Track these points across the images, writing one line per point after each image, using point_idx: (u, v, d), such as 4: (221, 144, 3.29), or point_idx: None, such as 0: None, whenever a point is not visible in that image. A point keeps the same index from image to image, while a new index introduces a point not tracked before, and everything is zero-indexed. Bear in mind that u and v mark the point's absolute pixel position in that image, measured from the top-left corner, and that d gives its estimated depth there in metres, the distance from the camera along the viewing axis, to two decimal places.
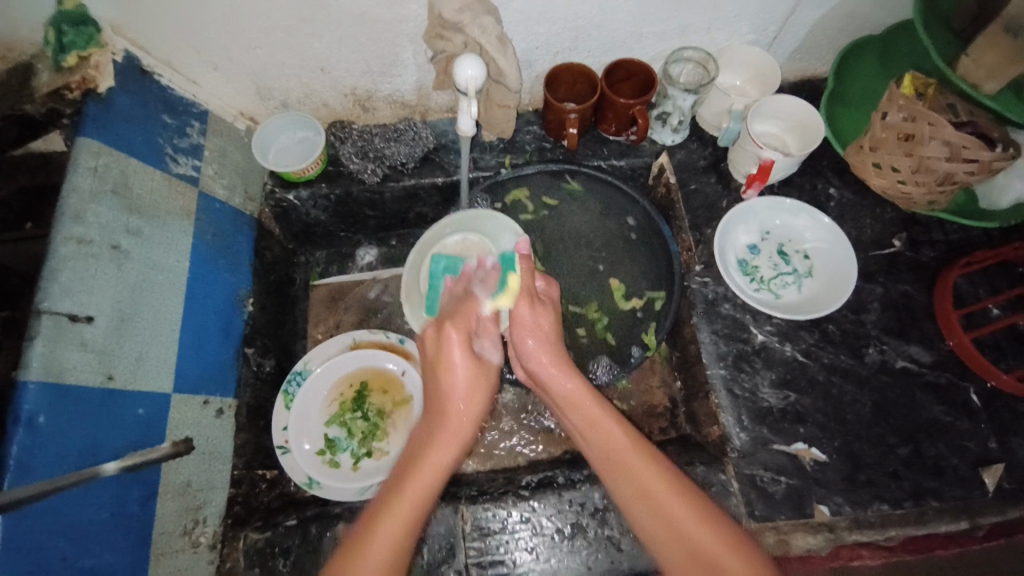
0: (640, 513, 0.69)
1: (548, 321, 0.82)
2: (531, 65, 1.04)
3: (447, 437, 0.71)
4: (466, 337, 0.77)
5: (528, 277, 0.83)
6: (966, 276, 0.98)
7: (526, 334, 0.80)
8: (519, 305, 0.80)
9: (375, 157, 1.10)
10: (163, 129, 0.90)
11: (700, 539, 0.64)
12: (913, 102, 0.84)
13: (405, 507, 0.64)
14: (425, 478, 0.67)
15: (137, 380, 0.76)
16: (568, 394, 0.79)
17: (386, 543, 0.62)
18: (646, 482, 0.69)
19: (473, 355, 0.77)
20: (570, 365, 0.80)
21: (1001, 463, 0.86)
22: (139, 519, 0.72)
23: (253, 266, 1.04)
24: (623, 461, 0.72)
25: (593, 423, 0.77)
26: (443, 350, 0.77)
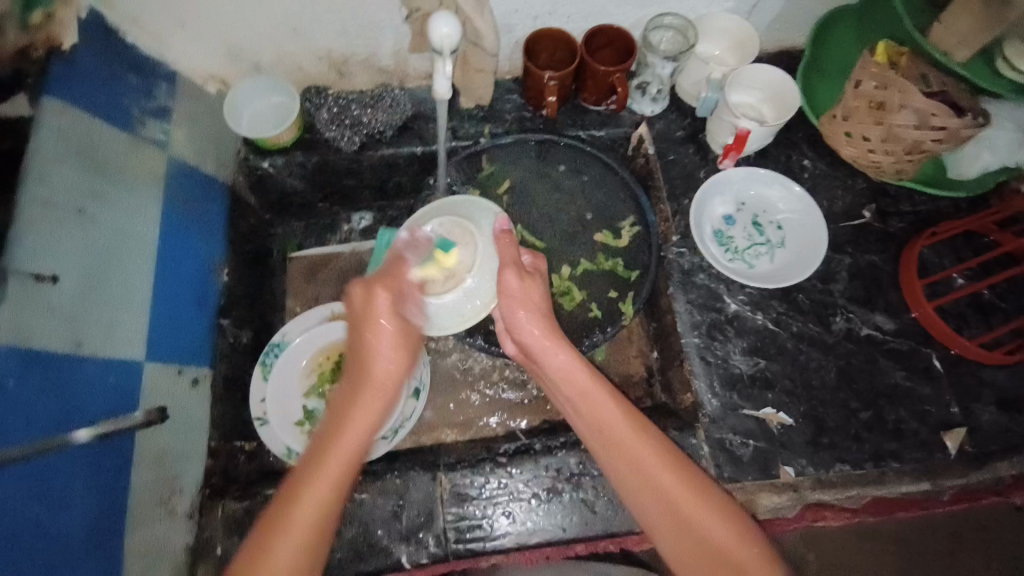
0: (630, 481, 0.72)
1: (538, 295, 0.82)
2: (511, 30, 1.02)
3: (369, 395, 0.72)
4: (392, 295, 0.74)
5: (511, 249, 0.81)
6: (933, 248, 1.01)
7: (518, 305, 0.80)
8: (504, 274, 0.79)
9: (352, 124, 1.08)
10: (130, 91, 0.87)
11: (685, 507, 0.69)
12: (886, 71, 0.86)
13: (328, 472, 0.66)
14: (345, 441, 0.69)
15: (108, 348, 0.75)
16: (563, 368, 0.79)
17: (308, 510, 0.64)
18: (637, 455, 0.73)
19: (401, 318, 0.75)
20: (563, 338, 0.81)
21: (961, 427, 0.90)
22: (114, 486, 0.73)
23: (228, 235, 1.02)
24: (614, 434, 0.74)
25: (585, 400, 0.77)
26: (370, 312, 0.74)
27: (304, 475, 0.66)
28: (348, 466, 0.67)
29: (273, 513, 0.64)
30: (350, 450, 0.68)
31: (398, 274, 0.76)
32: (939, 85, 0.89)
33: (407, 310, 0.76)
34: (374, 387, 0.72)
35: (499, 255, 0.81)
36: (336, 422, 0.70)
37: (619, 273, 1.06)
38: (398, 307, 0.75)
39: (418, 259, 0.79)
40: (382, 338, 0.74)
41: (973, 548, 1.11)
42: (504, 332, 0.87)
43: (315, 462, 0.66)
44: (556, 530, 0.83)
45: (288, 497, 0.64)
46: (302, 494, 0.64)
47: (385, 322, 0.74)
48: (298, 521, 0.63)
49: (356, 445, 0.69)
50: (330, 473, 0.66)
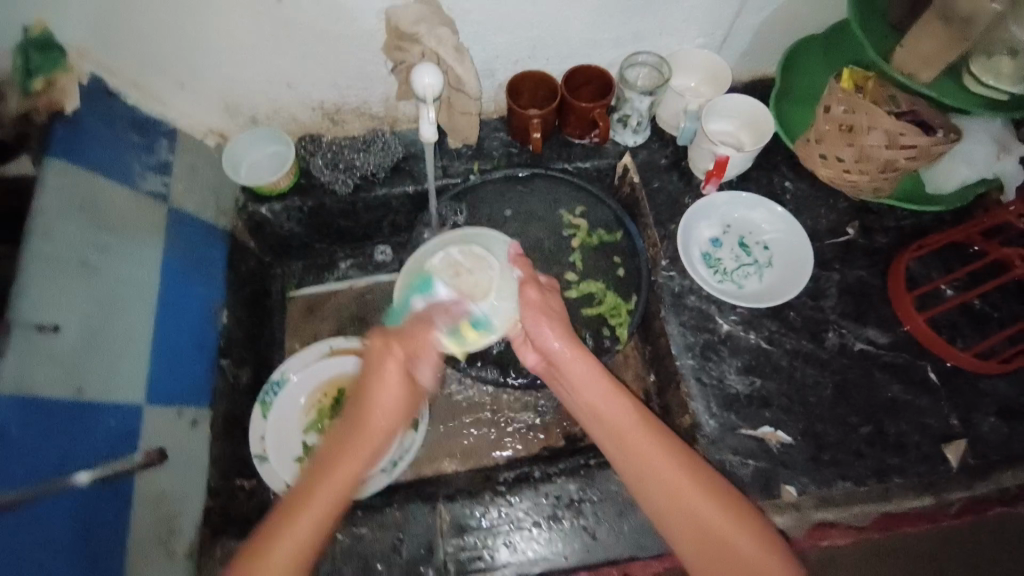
0: (647, 484, 0.72)
1: (558, 304, 0.84)
2: (494, 74, 1.08)
3: (359, 445, 0.70)
4: (408, 354, 0.75)
5: (529, 268, 0.85)
6: (920, 260, 1.02)
7: (540, 317, 0.81)
8: (526, 290, 0.82)
9: (345, 168, 1.12)
10: (132, 149, 0.91)
11: (693, 500, 0.70)
12: (852, 95, 0.90)
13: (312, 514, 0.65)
14: (330, 486, 0.67)
15: (110, 392, 0.77)
16: (585, 377, 0.78)
17: (293, 544, 0.63)
18: (651, 456, 0.72)
19: (411, 376, 0.74)
20: (584, 347, 0.80)
21: (964, 438, 0.89)
22: (113, 531, 0.73)
23: (226, 278, 1.05)
24: (633, 439, 0.74)
25: (608, 409, 0.77)
26: (377, 367, 0.74)
27: (288, 510, 0.65)
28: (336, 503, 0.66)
29: (254, 545, 0.64)
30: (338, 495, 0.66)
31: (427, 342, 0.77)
32: (908, 104, 0.94)
33: (417, 371, 0.75)
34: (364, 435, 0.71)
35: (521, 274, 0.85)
36: (330, 458, 0.69)
37: (606, 239, 1.11)
38: (411, 368, 0.75)
39: (448, 329, 0.82)
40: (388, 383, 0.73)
41: (996, 567, 1.07)
42: (523, 342, 0.85)
43: (307, 493, 0.66)
44: (556, 558, 0.81)
45: (275, 530, 0.64)
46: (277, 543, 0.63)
47: (392, 373, 0.73)
48: (282, 559, 0.62)
49: (347, 482, 0.67)
50: (318, 512, 0.65)
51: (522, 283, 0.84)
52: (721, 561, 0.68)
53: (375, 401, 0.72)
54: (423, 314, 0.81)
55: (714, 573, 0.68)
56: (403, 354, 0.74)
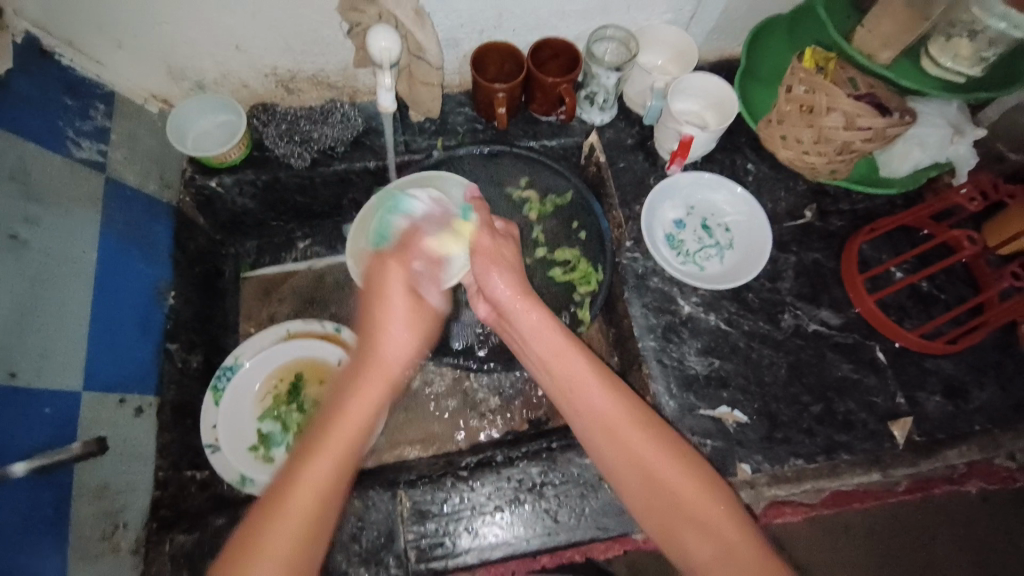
0: (594, 429, 0.73)
1: (511, 253, 0.81)
2: (458, 44, 1.04)
3: (373, 375, 0.68)
4: (409, 274, 0.73)
5: (484, 211, 0.82)
6: (872, 245, 1.05)
7: (495, 274, 0.78)
8: (478, 236, 0.79)
9: (301, 140, 1.07)
10: (65, 112, 0.84)
11: (662, 473, 0.70)
12: (813, 75, 0.90)
13: (320, 460, 0.62)
14: (340, 430, 0.64)
15: (44, 378, 0.73)
16: (535, 323, 0.77)
17: (316, 481, 0.62)
18: (604, 405, 0.73)
19: (414, 296, 0.72)
20: (541, 301, 0.78)
21: (908, 416, 0.93)
22: (54, 523, 0.70)
23: (173, 256, 0.99)
24: (597, 413, 0.73)
25: (558, 355, 0.76)
26: (382, 288, 0.72)
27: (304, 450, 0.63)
28: (358, 436, 0.65)
29: (274, 489, 0.62)
30: (353, 428, 0.65)
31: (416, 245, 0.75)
32: (867, 87, 0.92)
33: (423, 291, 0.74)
34: (374, 368, 0.69)
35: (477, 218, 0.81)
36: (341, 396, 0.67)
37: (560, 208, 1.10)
38: (414, 286, 0.73)
39: (438, 230, 0.79)
40: (393, 308, 0.71)
41: (931, 534, 1.15)
42: (476, 292, 0.84)
43: (319, 438, 0.64)
44: (516, 542, 0.82)
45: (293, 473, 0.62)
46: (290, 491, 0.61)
47: (396, 296, 0.71)
48: (296, 509, 0.60)
49: (357, 420, 0.65)
50: (325, 458, 0.63)
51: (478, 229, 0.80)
52: (665, 506, 0.69)
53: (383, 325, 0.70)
54: (409, 237, 0.77)
55: (657, 516, 0.70)
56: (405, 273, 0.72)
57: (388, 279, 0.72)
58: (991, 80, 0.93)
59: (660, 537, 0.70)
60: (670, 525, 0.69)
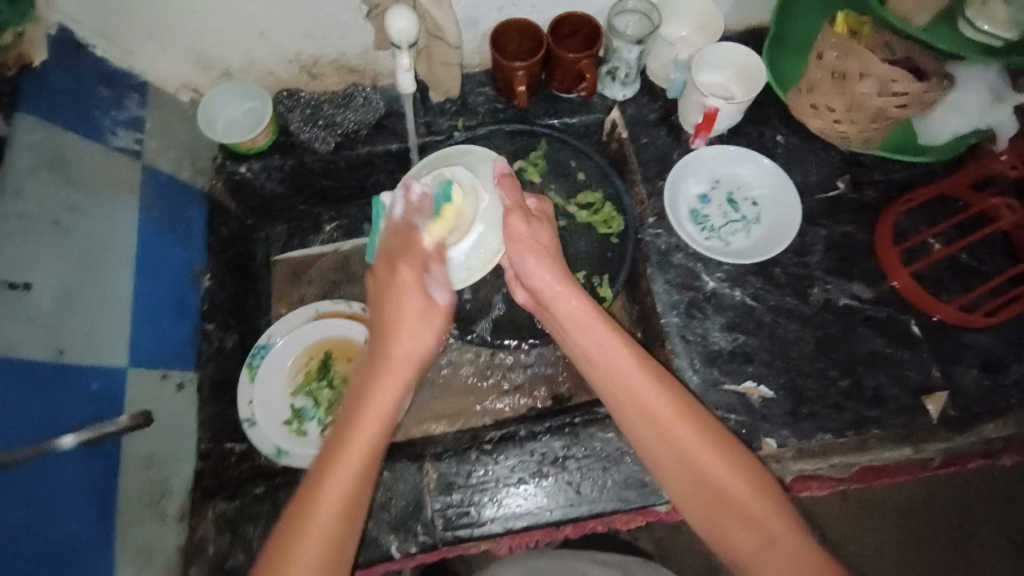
0: (637, 423, 0.73)
1: (548, 237, 0.80)
2: (476, 23, 1.03)
3: (388, 375, 0.70)
4: (415, 268, 0.74)
5: (516, 193, 0.81)
6: (908, 215, 1.01)
7: (527, 249, 0.78)
8: (511, 219, 0.79)
9: (325, 125, 1.08)
10: (100, 102, 0.88)
11: (687, 444, 0.70)
12: (846, 40, 0.86)
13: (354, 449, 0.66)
14: (372, 419, 0.67)
15: (91, 354, 0.77)
16: (575, 315, 0.78)
17: (351, 460, 0.65)
18: (643, 393, 0.73)
19: (426, 294, 0.74)
20: (578, 286, 0.78)
21: (943, 391, 0.91)
22: (103, 489, 0.75)
23: (207, 241, 1.03)
24: (626, 383, 0.74)
25: (597, 345, 0.76)
26: (394, 285, 0.73)
27: (336, 443, 0.66)
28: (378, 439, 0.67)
29: (311, 481, 0.65)
30: (382, 419, 0.67)
31: (419, 251, 0.76)
32: (903, 51, 0.89)
33: (431, 289, 0.74)
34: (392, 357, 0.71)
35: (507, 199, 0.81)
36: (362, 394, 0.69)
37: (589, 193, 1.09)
38: (423, 279, 0.74)
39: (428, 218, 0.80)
40: (405, 313, 0.72)
41: (968, 515, 1.12)
42: (514, 278, 0.85)
43: (346, 434, 0.67)
44: (539, 512, 0.84)
45: (325, 470, 0.65)
46: (325, 489, 0.64)
47: (409, 295, 0.73)
48: (330, 499, 0.64)
49: (382, 413, 0.68)
50: (359, 451, 0.66)
51: (508, 212, 0.80)
52: (708, 501, 0.69)
53: (400, 323, 0.72)
54: (405, 236, 0.77)
55: (700, 511, 0.69)
56: (413, 271, 0.74)
57: (401, 283, 0.73)
58: None
59: (698, 523, 0.70)
60: (711, 518, 0.69)
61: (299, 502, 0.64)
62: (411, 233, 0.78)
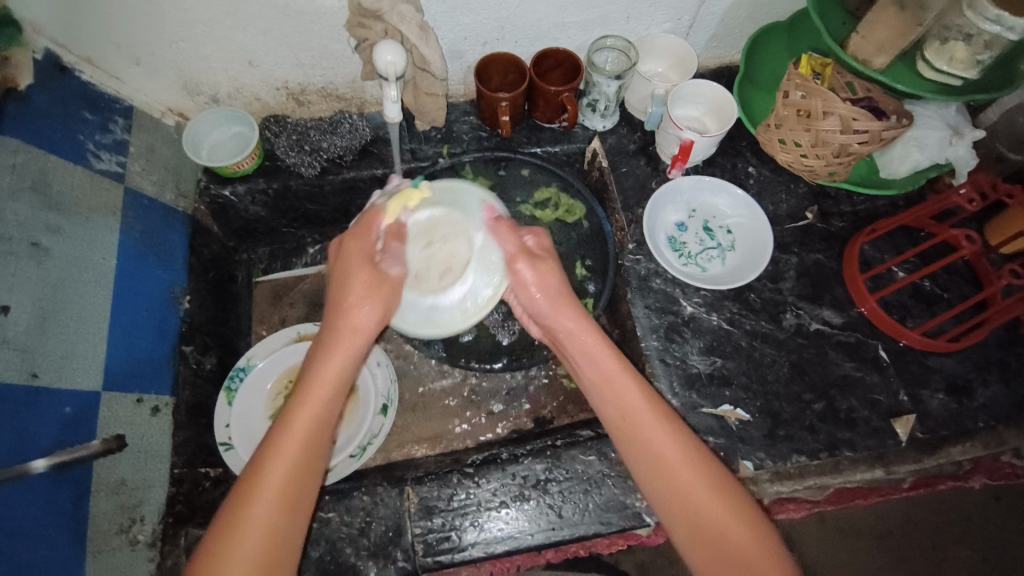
0: (637, 457, 0.72)
1: (555, 278, 0.80)
2: (462, 55, 1.07)
3: (342, 345, 0.72)
4: (366, 248, 0.77)
5: (514, 236, 0.82)
6: (873, 244, 1.06)
7: (536, 293, 0.79)
8: (519, 267, 0.80)
9: (311, 150, 1.10)
10: (85, 125, 0.88)
11: (694, 493, 0.68)
12: (808, 81, 0.92)
13: (298, 427, 0.66)
14: (317, 395, 0.68)
15: (64, 379, 0.76)
16: (592, 354, 0.77)
17: (290, 449, 0.65)
18: (655, 438, 0.71)
19: (372, 268, 0.76)
20: (595, 325, 0.79)
21: (911, 414, 0.94)
22: (74, 516, 0.73)
23: (189, 263, 1.02)
24: (637, 420, 0.72)
25: (612, 386, 0.75)
26: (347, 264, 0.75)
27: (282, 420, 0.67)
28: (325, 414, 0.68)
29: (256, 457, 0.65)
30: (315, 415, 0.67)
31: (372, 223, 0.79)
32: (864, 90, 0.95)
33: (383, 262, 0.77)
34: (347, 336, 0.72)
35: (506, 248, 0.82)
36: (312, 370, 0.70)
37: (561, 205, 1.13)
38: (375, 259, 0.77)
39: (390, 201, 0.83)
40: (355, 286, 0.74)
41: (944, 535, 1.14)
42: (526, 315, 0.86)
43: (291, 413, 0.67)
44: (521, 536, 0.83)
45: (269, 449, 0.65)
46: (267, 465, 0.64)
47: (353, 280, 0.74)
48: (274, 474, 0.64)
49: (329, 386, 0.69)
50: (301, 428, 0.66)
51: (511, 258, 0.81)
52: (702, 545, 0.66)
53: (347, 299, 0.73)
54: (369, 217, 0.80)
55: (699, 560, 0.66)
56: (364, 246, 0.77)
57: (352, 259, 0.75)
58: (986, 82, 0.94)
59: None
60: (707, 564, 0.66)
61: (245, 477, 0.64)
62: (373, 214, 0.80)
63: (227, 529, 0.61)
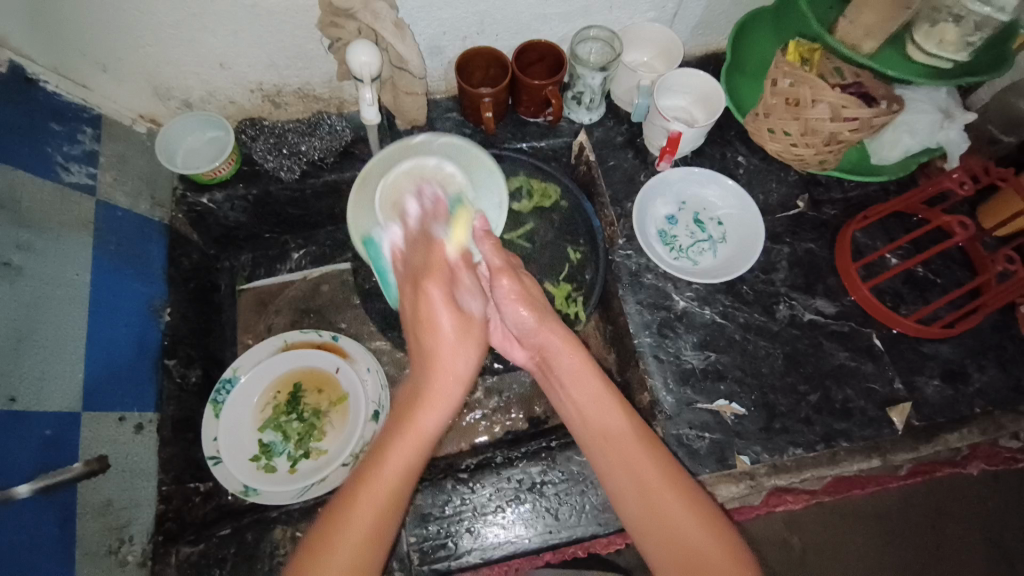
0: (616, 475, 0.70)
1: (538, 292, 0.77)
2: (442, 51, 1.04)
3: (439, 392, 0.70)
4: (444, 287, 0.72)
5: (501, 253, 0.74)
6: (865, 231, 1.05)
7: (519, 309, 0.74)
8: (500, 281, 0.73)
9: (290, 153, 1.07)
10: (52, 138, 0.85)
11: (675, 519, 0.66)
12: (796, 68, 0.90)
13: (393, 462, 0.65)
14: (411, 436, 0.67)
15: (43, 401, 0.73)
16: (576, 374, 0.76)
17: (381, 488, 0.63)
18: (636, 458, 0.70)
19: (456, 308, 0.73)
20: (580, 346, 0.77)
21: (907, 402, 0.93)
22: (60, 541, 0.71)
23: (168, 274, 1.00)
24: (616, 440, 0.71)
25: (595, 413, 0.74)
26: (426, 304, 0.72)
27: (375, 456, 0.65)
28: (419, 454, 0.66)
29: (346, 488, 0.64)
30: (419, 441, 0.67)
31: (443, 263, 0.74)
32: (852, 76, 0.94)
33: (462, 301, 0.74)
34: (440, 375, 0.71)
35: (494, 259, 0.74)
36: (406, 412, 0.69)
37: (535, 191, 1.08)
38: (455, 297, 0.74)
39: (445, 224, 0.78)
40: (444, 326, 0.72)
41: (949, 519, 1.14)
42: (511, 340, 0.83)
43: (384, 449, 0.66)
44: (519, 541, 0.82)
45: (355, 489, 0.63)
46: (357, 502, 0.62)
47: (441, 316, 0.72)
48: (364, 512, 0.62)
49: (425, 430, 0.68)
50: (397, 466, 0.65)
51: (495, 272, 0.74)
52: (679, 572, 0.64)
53: (444, 345, 0.71)
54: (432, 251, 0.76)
55: None
56: (442, 289, 0.72)
57: (430, 303, 0.72)
58: (978, 65, 0.92)
59: None
60: None
61: (329, 510, 0.63)
62: (431, 243, 0.77)
63: (311, 554, 0.60)
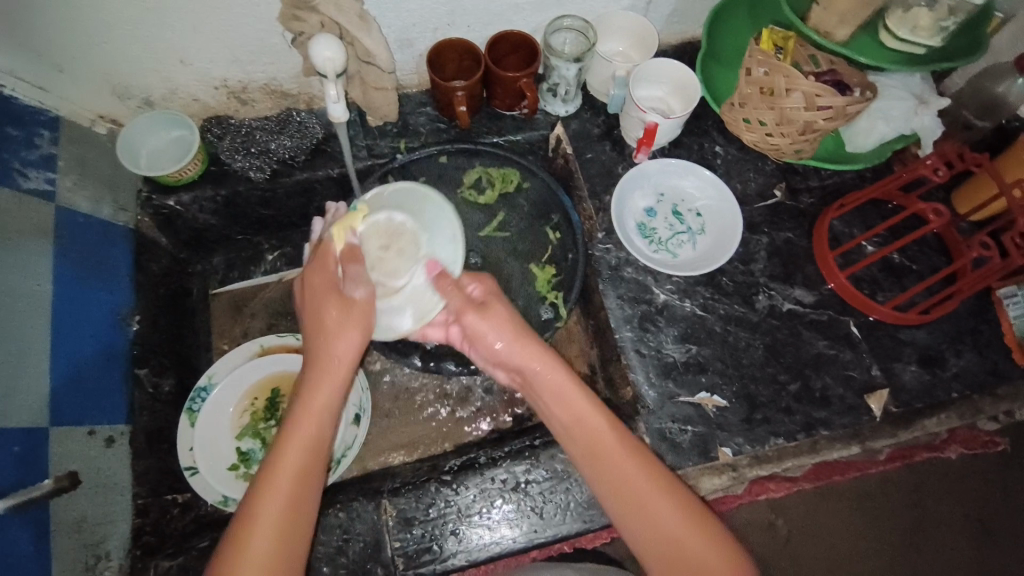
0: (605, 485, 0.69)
1: (511, 315, 0.75)
2: (412, 44, 1.01)
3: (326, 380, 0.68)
4: (337, 297, 0.70)
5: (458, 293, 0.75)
6: (842, 219, 1.05)
7: (494, 339, 0.74)
8: (466, 319, 0.74)
9: (259, 152, 1.04)
10: (7, 142, 0.81)
11: (670, 522, 0.66)
12: (771, 57, 0.89)
13: (288, 462, 0.63)
14: (301, 434, 0.65)
15: (10, 418, 0.71)
16: (556, 386, 0.73)
17: (278, 490, 0.62)
18: (625, 467, 0.68)
19: (342, 305, 0.70)
20: (558, 358, 0.74)
21: (885, 388, 0.94)
22: (34, 560, 0.69)
23: (135, 280, 0.97)
24: (603, 449, 0.70)
25: (584, 426, 0.71)
26: (314, 299, 0.70)
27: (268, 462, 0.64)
28: (312, 452, 0.65)
29: (246, 500, 0.63)
30: (308, 435, 0.65)
31: (328, 283, 0.70)
32: (827, 64, 0.95)
33: (348, 292, 0.71)
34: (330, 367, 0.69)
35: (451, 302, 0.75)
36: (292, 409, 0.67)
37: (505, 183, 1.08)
38: (342, 293, 0.70)
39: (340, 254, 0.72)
40: (330, 320, 0.69)
41: (934, 499, 1.16)
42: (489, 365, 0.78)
43: (277, 455, 0.64)
44: (504, 542, 0.82)
45: (255, 496, 0.62)
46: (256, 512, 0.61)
47: (331, 312, 0.70)
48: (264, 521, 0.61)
49: (314, 424, 0.66)
50: (289, 468, 0.63)
51: (459, 311, 0.74)
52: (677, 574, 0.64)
53: (329, 334, 0.69)
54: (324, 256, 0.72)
55: None
56: (332, 304, 0.70)
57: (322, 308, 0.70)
58: (951, 50, 0.92)
59: None
60: None
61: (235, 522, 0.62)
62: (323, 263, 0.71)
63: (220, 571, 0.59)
